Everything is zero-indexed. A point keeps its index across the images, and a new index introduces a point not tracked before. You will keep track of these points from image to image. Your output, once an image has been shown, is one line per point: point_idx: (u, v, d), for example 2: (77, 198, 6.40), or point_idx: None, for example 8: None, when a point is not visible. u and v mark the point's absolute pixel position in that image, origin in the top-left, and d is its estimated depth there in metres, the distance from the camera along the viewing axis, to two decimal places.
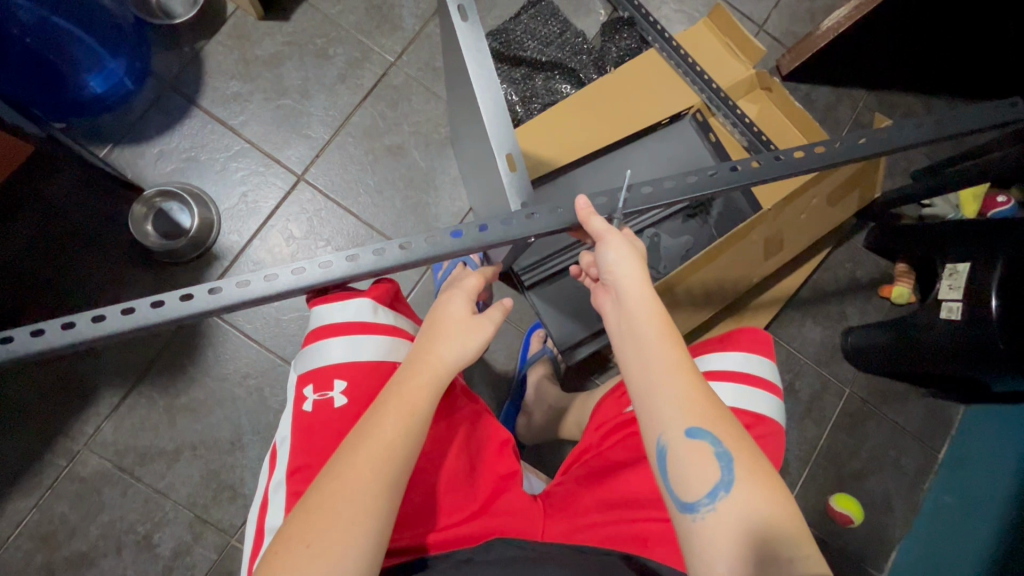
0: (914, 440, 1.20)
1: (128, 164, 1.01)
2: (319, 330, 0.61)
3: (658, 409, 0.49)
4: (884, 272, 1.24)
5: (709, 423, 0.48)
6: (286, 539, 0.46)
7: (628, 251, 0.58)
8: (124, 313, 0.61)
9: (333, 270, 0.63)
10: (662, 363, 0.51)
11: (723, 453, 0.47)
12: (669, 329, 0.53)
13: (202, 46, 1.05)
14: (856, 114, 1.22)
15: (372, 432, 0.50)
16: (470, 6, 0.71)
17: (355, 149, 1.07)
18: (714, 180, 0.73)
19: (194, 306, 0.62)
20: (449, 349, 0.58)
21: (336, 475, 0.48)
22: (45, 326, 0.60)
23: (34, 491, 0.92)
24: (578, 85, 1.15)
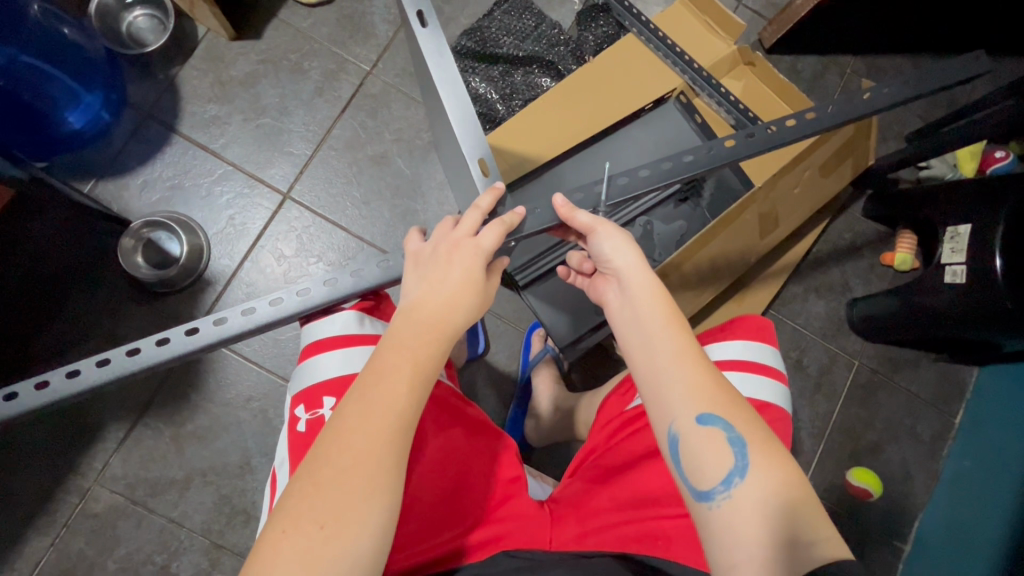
0: (929, 406, 1.18)
1: (114, 198, 1.01)
2: (306, 350, 0.63)
3: (668, 398, 0.49)
4: (885, 239, 1.22)
5: (719, 408, 0.47)
6: (294, 516, 0.43)
7: (628, 239, 0.57)
8: (130, 355, 0.65)
9: (335, 288, 0.66)
10: (668, 350, 0.50)
11: (736, 438, 0.46)
12: (676, 316, 0.53)
13: (176, 72, 1.05)
14: (844, 82, 1.20)
15: (381, 400, 0.48)
16: (429, 11, 0.69)
17: (338, 162, 1.06)
18: (700, 160, 0.71)
19: (202, 339, 0.66)
20: (458, 316, 0.54)
21: (345, 446, 0.46)
22: (50, 377, 0.64)
23: (49, 530, 0.92)
24: (558, 77, 1.13)
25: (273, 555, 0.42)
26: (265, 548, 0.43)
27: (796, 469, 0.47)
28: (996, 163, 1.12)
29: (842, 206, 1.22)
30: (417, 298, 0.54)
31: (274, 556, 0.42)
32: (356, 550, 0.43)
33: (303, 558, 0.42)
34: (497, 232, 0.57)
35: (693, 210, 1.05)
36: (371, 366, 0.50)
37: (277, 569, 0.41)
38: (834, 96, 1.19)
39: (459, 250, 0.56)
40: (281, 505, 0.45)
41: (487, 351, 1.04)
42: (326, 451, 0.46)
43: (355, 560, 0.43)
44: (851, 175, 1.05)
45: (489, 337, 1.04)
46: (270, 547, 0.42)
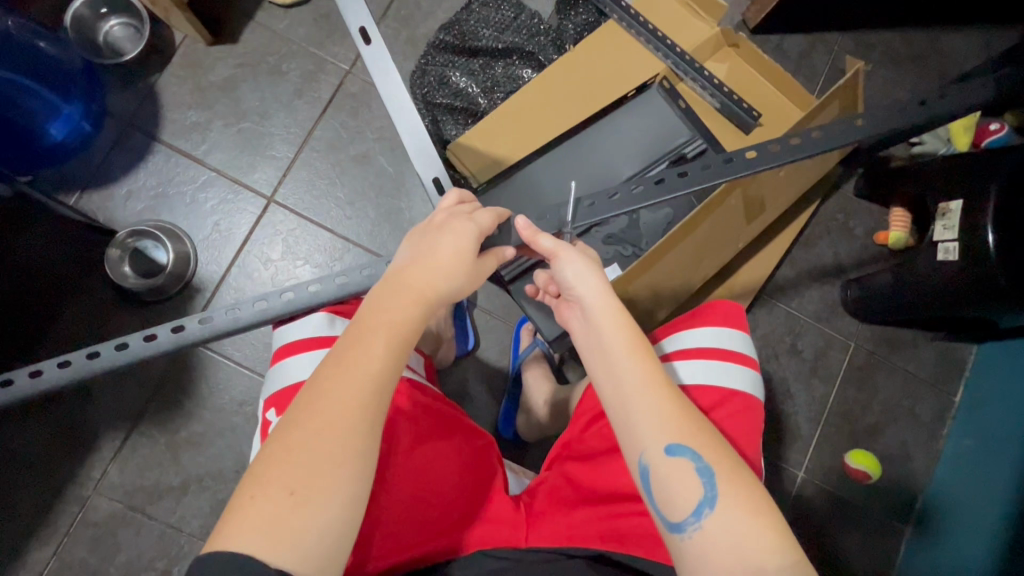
0: (928, 386, 1.17)
1: (99, 209, 1.01)
2: (277, 354, 0.64)
3: (637, 430, 0.50)
4: (879, 218, 1.20)
5: (687, 438, 0.49)
6: (264, 482, 0.43)
7: (588, 264, 0.59)
8: (119, 348, 0.71)
9: (319, 294, 0.71)
10: (634, 378, 0.51)
11: (704, 469, 0.48)
12: (641, 345, 0.54)
13: (155, 80, 1.05)
14: (832, 60, 1.18)
15: (356, 363, 0.47)
16: (371, 30, 0.84)
17: (321, 164, 1.06)
18: (707, 172, 0.72)
19: (187, 336, 0.71)
20: (445, 282, 0.54)
21: (316, 412, 0.45)
22: (43, 366, 0.70)
23: (52, 539, 0.94)
24: (539, 68, 1.12)
25: (240, 523, 0.42)
26: (234, 516, 0.42)
27: (764, 494, 0.48)
28: (990, 136, 1.09)
29: (834, 186, 1.20)
30: (402, 263, 0.55)
31: (241, 523, 0.42)
32: (327, 520, 0.43)
33: (271, 525, 0.41)
34: (491, 215, 0.62)
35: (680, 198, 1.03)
36: (351, 330, 0.50)
37: (240, 540, 0.41)
38: (822, 76, 1.17)
39: (454, 221, 0.59)
40: (252, 471, 0.44)
41: (477, 347, 1.04)
42: (297, 417, 0.45)
43: (323, 527, 0.43)
44: (835, 160, 1.05)
45: (479, 333, 1.04)
46: (238, 513, 0.42)
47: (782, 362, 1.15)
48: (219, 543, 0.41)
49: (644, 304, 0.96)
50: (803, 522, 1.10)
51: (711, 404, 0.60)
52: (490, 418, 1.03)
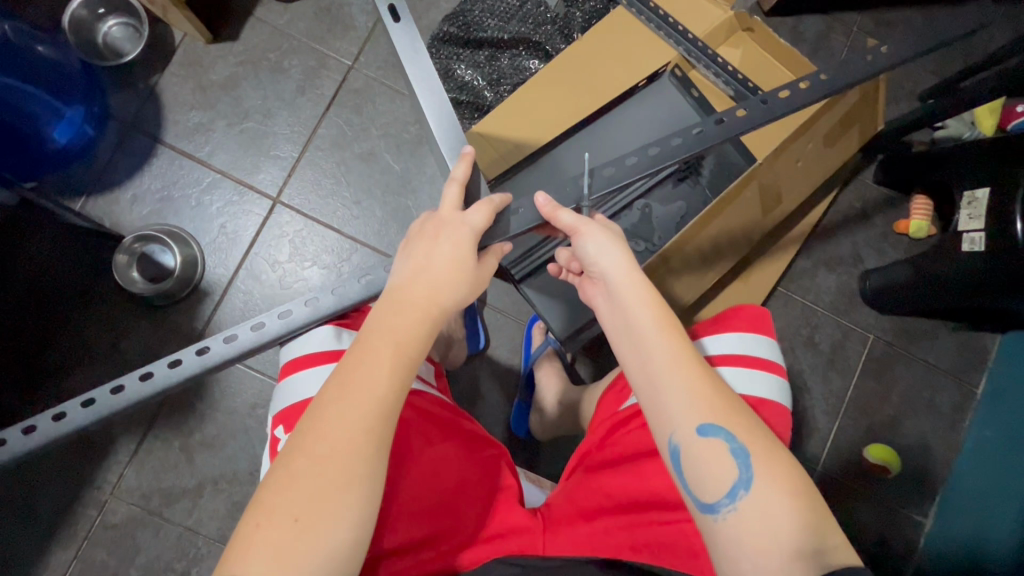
0: (949, 377, 1.14)
1: (105, 214, 1.00)
2: (283, 370, 0.64)
3: (667, 408, 0.50)
4: (898, 205, 1.16)
5: (720, 419, 0.48)
6: (268, 511, 0.42)
7: (614, 241, 0.59)
8: (114, 393, 0.65)
9: (294, 318, 0.65)
10: (665, 357, 0.51)
11: (738, 449, 0.47)
12: (671, 323, 0.54)
13: (156, 80, 1.03)
14: (849, 41, 1.13)
15: (361, 384, 0.47)
16: (401, 8, 0.77)
17: (326, 162, 1.04)
18: (702, 137, 0.67)
19: (187, 369, 0.65)
20: (446, 295, 0.54)
21: (320, 436, 0.45)
22: (36, 422, 0.64)
23: (73, 542, 0.95)
24: (546, 58, 1.08)
25: (246, 552, 0.41)
26: (238, 543, 0.42)
27: (801, 478, 0.47)
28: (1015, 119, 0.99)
29: (852, 173, 1.17)
30: (401, 276, 0.54)
31: (246, 554, 0.41)
32: (333, 543, 0.42)
33: (275, 554, 0.41)
34: (485, 210, 0.59)
35: (692, 189, 1.01)
36: (353, 352, 0.49)
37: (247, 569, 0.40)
38: (840, 58, 1.13)
39: (447, 226, 0.57)
40: (256, 499, 0.43)
41: (488, 346, 1.03)
42: (302, 440, 0.45)
43: (331, 551, 0.42)
44: (858, 143, 1.00)
45: (489, 332, 1.03)
46: (243, 544, 0.41)
47: (799, 355, 1.13)
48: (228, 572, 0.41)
49: None
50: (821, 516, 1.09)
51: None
52: (502, 417, 1.02)
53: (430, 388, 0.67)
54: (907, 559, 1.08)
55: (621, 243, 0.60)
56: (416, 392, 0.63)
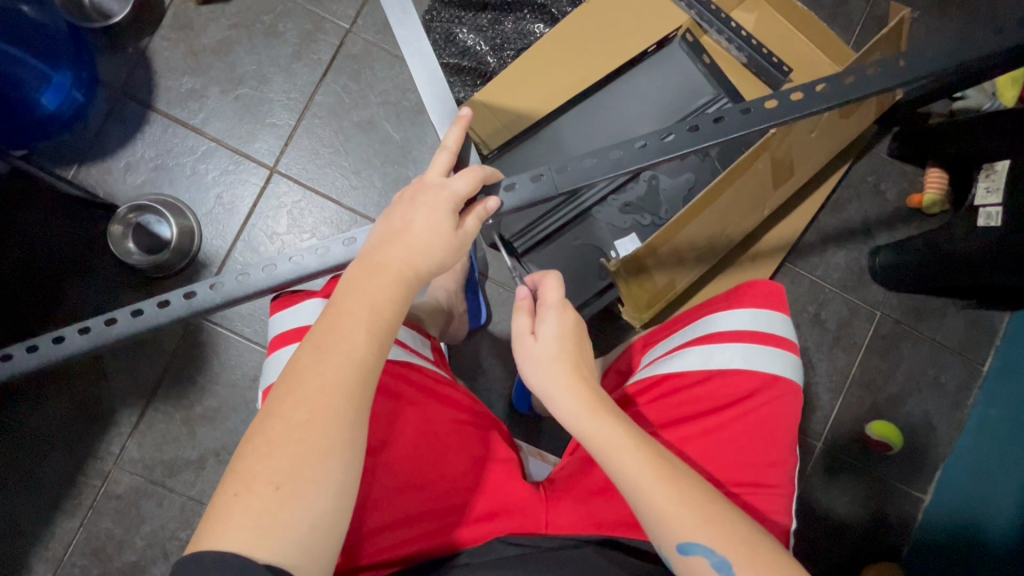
0: (956, 355, 1.13)
1: (98, 183, 0.98)
2: (271, 344, 0.62)
3: (646, 523, 0.48)
4: (912, 180, 1.13)
5: (698, 534, 0.46)
6: (247, 478, 0.41)
7: (556, 363, 0.54)
8: (108, 324, 0.66)
9: (279, 272, 0.67)
10: (629, 479, 0.49)
11: (721, 563, 0.45)
12: (635, 435, 0.51)
13: (146, 44, 1.00)
14: (869, 7, 1.08)
15: (336, 349, 0.45)
16: None
17: (324, 131, 1.01)
18: (722, 127, 0.63)
19: (173, 311, 0.66)
20: (423, 261, 0.52)
21: (299, 402, 0.43)
22: (37, 342, 0.66)
23: (77, 511, 0.95)
24: (552, 22, 1.03)
25: (225, 520, 0.40)
26: (215, 513, 0.40)
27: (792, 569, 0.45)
28: None
29: (866, 146, 1.13)
30: (377, 240, 0.53)
31: (224, 521, 0.40)
32: (316, 510, 0.41)
33: (256, 522, 0.39)
34: (470, 178, 0.57)
35: (701, 162, 0.97)
36: (326, 318, 0.47)
37: (224, 538, 0.39)
38: (857, 25, 1.08)
39: (427, 190, 0.55)
40: (234, 468, 0.42)
41: (490, 321, 1.02)
42: (281, 407, 0.43)
43: (314, 518, 0.41)
44: (873, 116, 0.98)
45: (491, 307, 1.02)
46: (221, 511, 0.40)
47: (804, 333, 1.11)
48: (203, 542, 0.39)
49: (666, 279, 0.92)
50: (820, 493, 1.09)
51: (751, 390, 0.61)
52: (504, 392, 1.01)
53: (428, 362, 0.65)
54: (905, 535, 1.09)
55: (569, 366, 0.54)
56: (410, 364, 0.61)
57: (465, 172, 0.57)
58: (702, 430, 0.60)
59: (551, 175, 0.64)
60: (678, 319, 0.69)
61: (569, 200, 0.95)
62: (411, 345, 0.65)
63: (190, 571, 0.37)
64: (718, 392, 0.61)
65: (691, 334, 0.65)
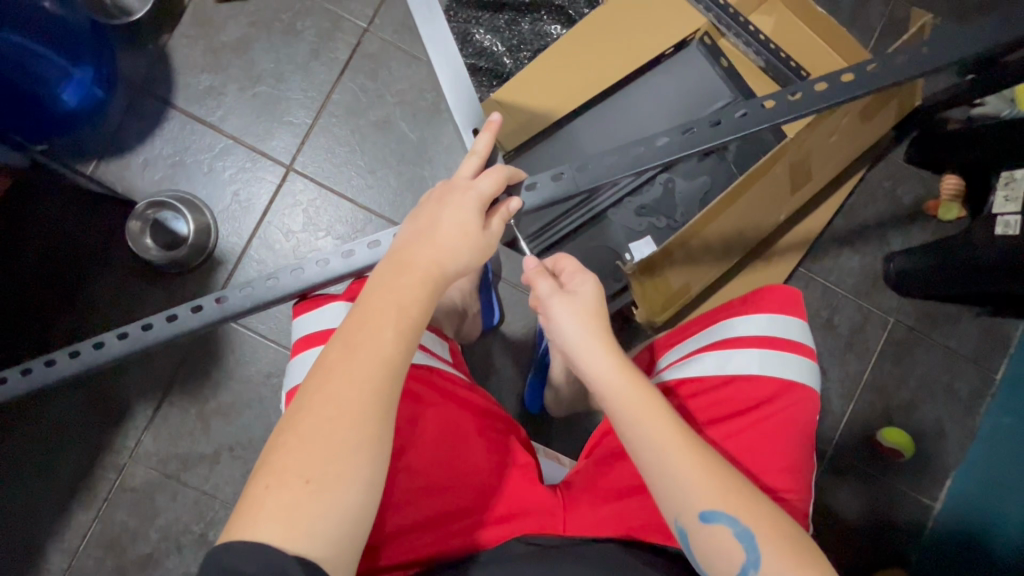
0: (969, 362, 1.12)
1: (117, 178, 0.99)
2: (294, 347, 0.63)
3: (669, 498, 0.49)
4: (929, 186, 1.12)
5: (720, 504, 0.47)
6: (277, 471, 0.41)
7: (581, 317, 0.57)
8: (144, 329, 0.69)
9: (305, 275, 0.70)
10: (655, 447, 0.50)
11: (743, 532, 0.47)
12: (653, 403, 0.52)
13: (165, 41, 1.01)
14: (889, 10, 1.07)
15: (366, 344, 0.46)
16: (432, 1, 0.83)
17: (340, 129, 1.02)
18: (745, 121, 0.63)
19: (206, 316, 0.70)
20: (450, 259, 0.52)
21: (329, 395, 0.44)
22: (80, 347, 0.69)
23: (93, 503, 0.96)
24: (569, 23, 1.03)
25: (255, 513, 0.40)
26: (247, 504, 0.41)
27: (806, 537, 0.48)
28: None
29: (883, 151, 1.12)
30: (405, 239, 0.53)
31: (254, 514, 0.40)
32: (346, 504, 0.41)
33: (287, 515, 0.40)
34: (495, 177, 0.57)
35: (718, 163, 0.97)
36: (354, 316, 0.48)
37: (256, 531, 0.39)
38: (877, 29, 1.07)
39: (454, 191, 0.55)
40: (264, 461, 0.42)
41: (503, 321, 1.02)
42: (311, 401, 0.44)
43: (341, 514, 0.41)
44: (893, 118, 0.98)
45: (503, 307, 1.02)
46: (252, 505, 0.40)
47: (817, 338, 1.11)
48: (234, 533, 0.40)
49: (679, 283, 0.92)
50: (830, 498, 1.09)
51: (769, 395, 0.61)
52: (515, 392, 1.02)
53: (445, 363, 0.65)
54: (915, 542, 1.09)
55: (597, 320, 0.58)
56: (430, 367, 0.62)
57: (491, 171, 0.57)
58: (718, 436, 0.60)
59: (571, 174, 0.64)
60: (693, 324, 0.69)
61: (586, 202, 0.95)
62: (432, 348, 0.65)
63: (221, 561, 0.38)
64: (734, 397, 0.61)
65: (709, 339, 0.65)
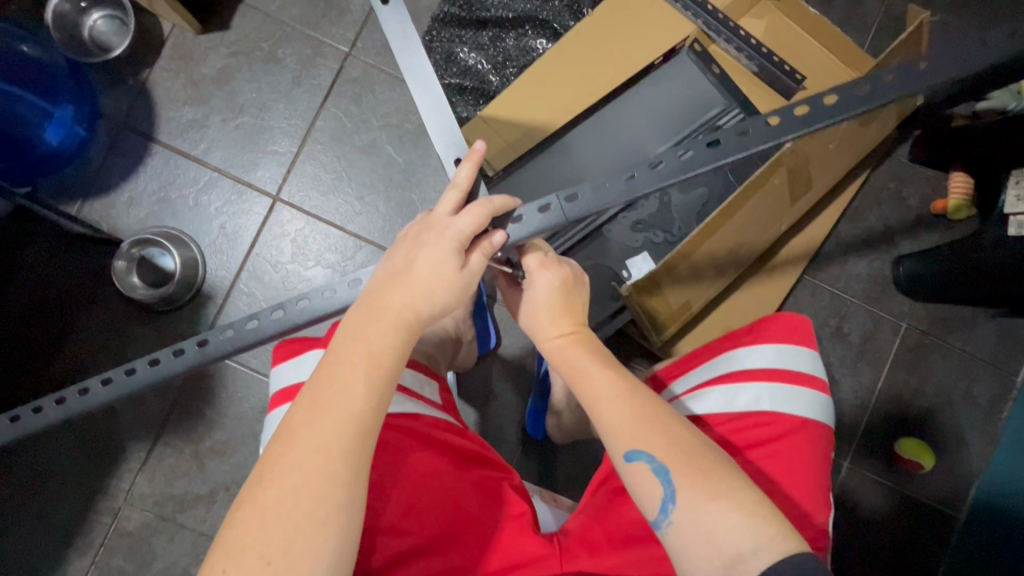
0: (988, 366, 1.08)
1: (102, 218, 0.97)
2: (273, 399, 0.60)
3: (604, 437, 0.52)
4: (937, 184, 1.08)
5: (638, 442, 0.49)
6: (237, 552, 0.39)
7: (537, 298, 0.60)
8: (129, 374, 0.65)
9: (288, 318, 0.62)
10: (588, 390, 0.53)
11: (659, 468, 0.48)
12: (594, 351, 0.57)
13: (146, 76, 0.99)
14: (885, 8, 1.04)
15: (332, 403, 0.43)
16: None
17: (326, 156, 1.00)
18: (746, 139, 0.58)
19: (188, 359, 0.64)
20: (425, 304, 0.49)
21: (292, 464, 0.41)
22: (56, 399, 0.66)
23: (89, 549, 0.94)
24: (555, 38, 1.01)
25: None
26: None
27: (735, 479, 0.46)
28: None
29: (887, 151, 1.09)
30: (377, 283, 0.50)
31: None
32: None
33: None
34: (474, 213, 0.52)
35: (715, 175, 0.93)
36: (321, 369, 0.45)
37: None
38: (872, 28, 1.04)
39: (431, 230, 0.52)
40: (223, 539, 0.40)
41: (500, 345, 0.99)
42: (274, 471, 0.41)
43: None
44: (893, 123, 0.95)
45: (500, 330, 0.99)
46: None
47: (826, 347, 1.07)
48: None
49: (679, 300, 0.89)
50: (848, 514, 1.05)
51: (780, 432, 0.57)
52: (516, 418, 0.99)
53: (434, 409, 0.62)
54: (939, 557, 1.04)
55: (568, 292, 0.60)
56: (414, 415, 0.59)
57: (477, 203, 0.53)
58: None
59: (560, 205, 0.58)
60: (695, 354, 0.66)
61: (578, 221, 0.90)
62: (421, 393, 0.62)
63: None
64: (742, 431, 0.57)
65: (713, 372, 0.61)
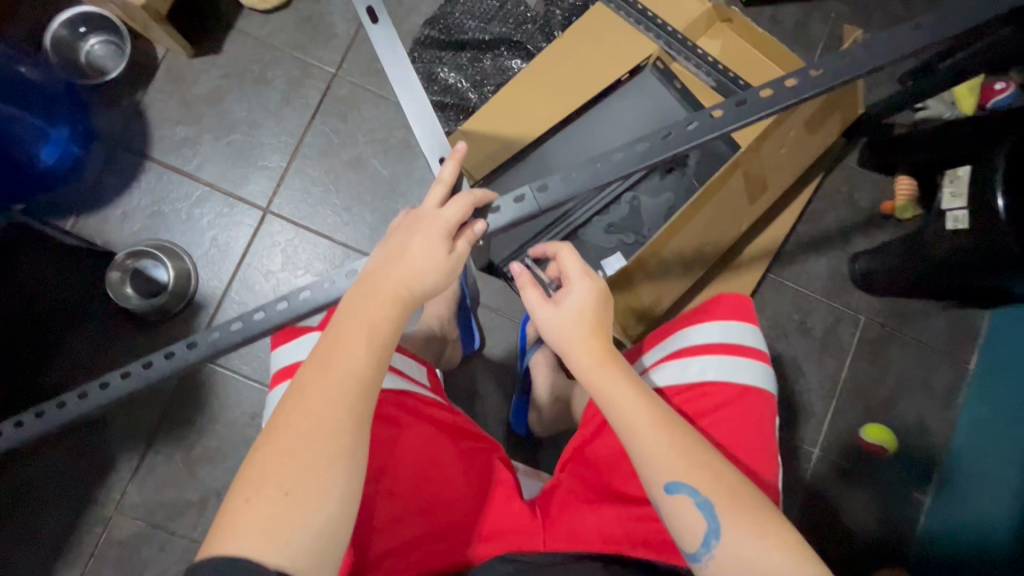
0: (942, 355, 1.15)
1: (96, 232, 1.00)
2: (275, 379, 0.65)
3: (643, 468, 0.53)
4: (885, 187, 1.17)
5: (683, 475, 0.51)
6: (256, 485, 0.43)
7: (574, 310, 0.60)
8: (144, 367, 0.68)
9: (296, 307, 0.66)
10: (627, 419, 0.54)
11: (703, 502, 0.50)
12: (629, 378, 0.57)
13: (140, 97, 1.04)
14: (829, 28, 1.14)
15: (339, 362, 0.47)
16: (378, 10, 0.87)
17: (315, 170, 1.05)
18: (695, 132, 0.66)
19: (201, 350, 0.67)
20: (419, 280, 0.54)
21: (305, 411, 0.45)
22: (66, 399, 0.69)
23: (79, 560, 0.95)
24: (529, 58, 1.08)
25: (235, 526, 0.41)
26: (224, 517, 0.42)
27: (768, 513, 0.50)
28: (996, 96, 0.99)
29: (837, 157, 1.18)
30: (375, 264, 0.55)
31: (233, 527, 0.41)
32: (322, 516, 0.43)
33: (268, 526, 0.41)
34: (461, 206, 0.58)
35: (680, 180, 1.01)
36: (328, 334, 0.50)
37: (235, 542, 0.41)
38: (818, 47, 1.14)
39: (422, 220, 0.57)
40: (242, 476, 0.44)
41: (484, 346, 1.03)
42: (287, 417, 0.45)
43: (321, 524, 0.43)
44: (838, 131, 1.03)
45: (484, 331, 1.04)
46: (232, 517, 0.42)
47: (792, 341, 1.14)
48: (213, 549, 0.41)
49: (650, 297, 0.96)
50: (821, 500, 1.10)
51: (728, 398, 0.62)
52: (501, 415, 1.02)
53: (424, 388, 0.66)
54: (908, 538, 1.10)
55: (602, 308, 0.60)
56: (404, 391, 0.62)
57: (463, 195, 0.59)
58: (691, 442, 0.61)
59: (532, 196, 0.65)
60: (656, 335, 0.71)
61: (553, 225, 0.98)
62: (408, 371, 0.66)
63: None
64: (695, 400, 0.63)
65: (668, 350, 0.67)
